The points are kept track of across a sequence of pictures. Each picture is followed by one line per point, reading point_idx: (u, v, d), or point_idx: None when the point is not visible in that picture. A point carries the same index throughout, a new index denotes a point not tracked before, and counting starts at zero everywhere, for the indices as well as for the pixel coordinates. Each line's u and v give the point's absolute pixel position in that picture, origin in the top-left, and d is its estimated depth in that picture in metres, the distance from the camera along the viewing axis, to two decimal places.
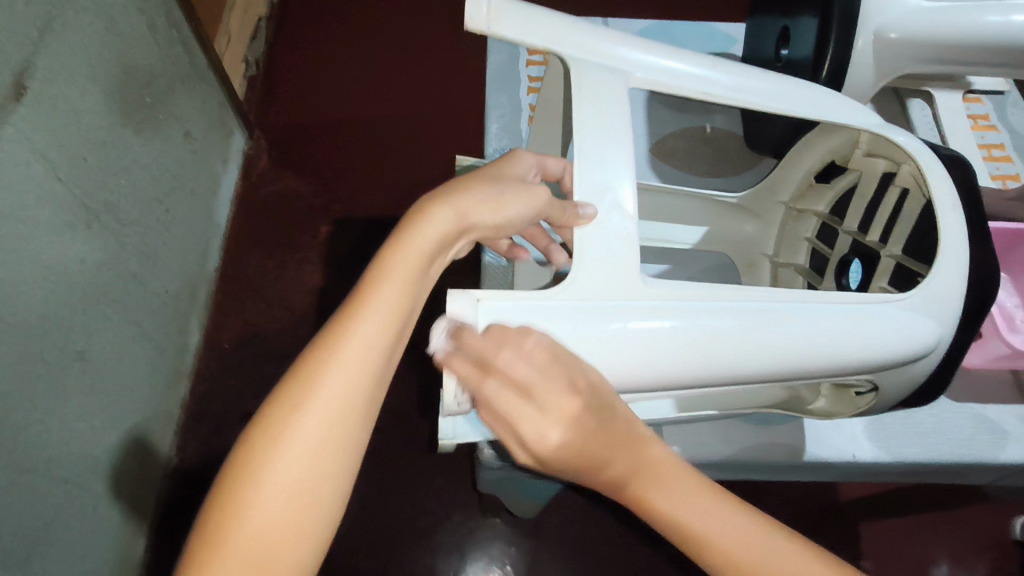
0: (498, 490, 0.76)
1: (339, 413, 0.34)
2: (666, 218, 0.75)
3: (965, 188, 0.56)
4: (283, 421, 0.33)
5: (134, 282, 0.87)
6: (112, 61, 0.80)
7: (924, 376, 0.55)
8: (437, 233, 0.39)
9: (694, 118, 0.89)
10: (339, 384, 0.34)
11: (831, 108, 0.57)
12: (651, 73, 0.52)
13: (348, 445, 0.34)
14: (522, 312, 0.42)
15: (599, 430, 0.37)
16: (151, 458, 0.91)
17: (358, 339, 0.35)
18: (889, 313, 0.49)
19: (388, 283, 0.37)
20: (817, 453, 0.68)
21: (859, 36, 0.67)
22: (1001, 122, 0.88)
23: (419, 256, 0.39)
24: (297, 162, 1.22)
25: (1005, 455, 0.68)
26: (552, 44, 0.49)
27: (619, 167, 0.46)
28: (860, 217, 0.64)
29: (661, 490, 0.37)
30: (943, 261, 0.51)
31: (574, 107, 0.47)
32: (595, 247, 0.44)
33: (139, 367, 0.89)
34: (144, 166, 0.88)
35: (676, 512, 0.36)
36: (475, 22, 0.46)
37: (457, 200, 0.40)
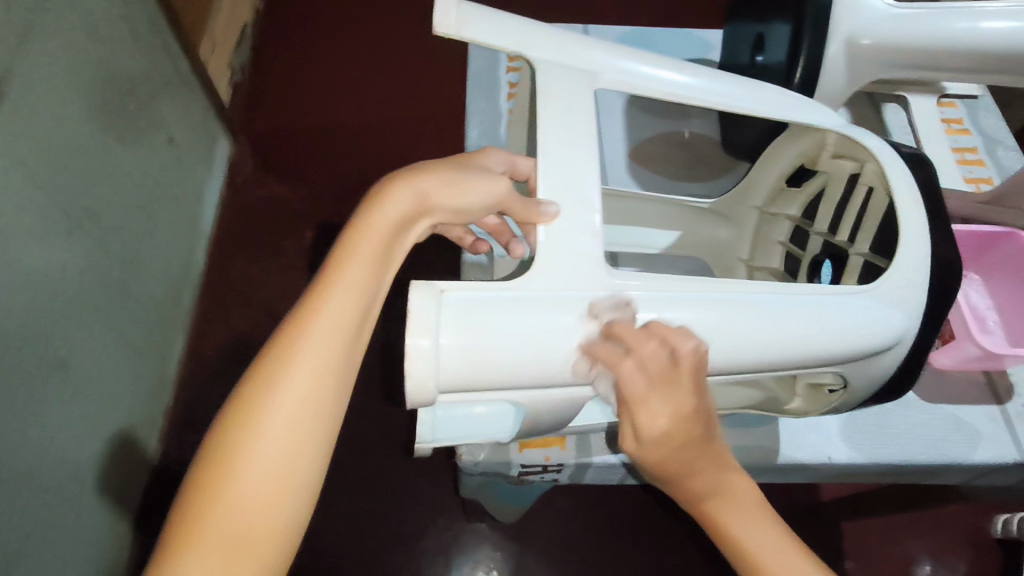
0: (478, 494, 0.77)
1: (310, 390, 0.34)
2: (644, 219, 0.72)
3: (929, 185, 0.55)
4: (256, 400, 0.33)
5: (118, 288, 0.88)
6: (93, 69, 0.80)
7: (890, 371, 0.54)
8: (395, 214, 0.40)
9: (673, 123, 0.87)
10: (310, 362, 0.34)
11: (799, 108, 0.57)
12: (620, 75, 0.51)
13: (320, 419, 0.34)
14: (485, 304, 0.40)
15: (703, 432, 0.41)
16: (135, 466, 0.91)
17: (327, 319, 0.35)
18: (853, 305, 0.49)
19: (353, 263, 0.37)
20: (792, 455, 0.64)
21: (832, 43, 0.64)
22: (974, 125, 0.88)
23: (382, 238, 0.39)
24: (283, 166, 1.22)
25: (977, 455, 0.65)
26: (519, 46, 0.48)
27: (585, 162, 0.45)
28: (831, 217, 0.61)
29: (741, 519, 0.42)
30: (906, 256, 0.51)
31: (540, 108, 0.46)
32: (560, 241, 0.43)
33: (122, 374, 0.89)
34: (126, 173, 0.89)
35: (754, 541, 0.41)
36: (443, 26, 0.45)
37: (418, 180, 0.41)
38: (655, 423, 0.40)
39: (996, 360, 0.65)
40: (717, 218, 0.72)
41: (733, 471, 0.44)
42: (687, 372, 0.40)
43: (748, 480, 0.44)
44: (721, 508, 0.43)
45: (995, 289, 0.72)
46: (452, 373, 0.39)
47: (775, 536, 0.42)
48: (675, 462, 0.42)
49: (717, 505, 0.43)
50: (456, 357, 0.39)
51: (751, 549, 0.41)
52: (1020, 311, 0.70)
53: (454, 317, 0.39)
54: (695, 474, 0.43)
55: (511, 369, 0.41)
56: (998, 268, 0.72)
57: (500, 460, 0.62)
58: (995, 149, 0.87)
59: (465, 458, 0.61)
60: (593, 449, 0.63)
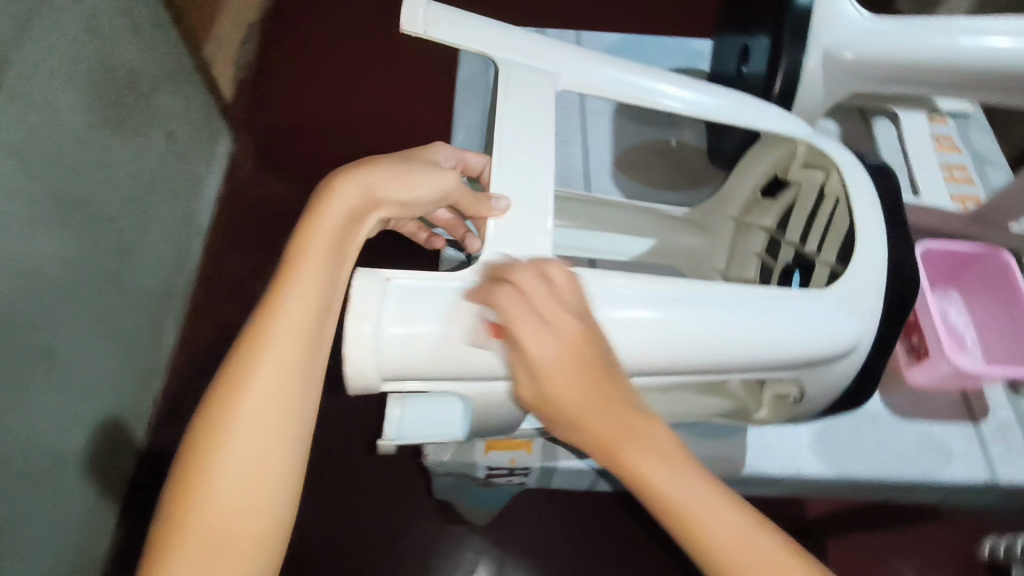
0: (452, 496, 0.77)
1: (276, 395, 0.34)
2: (620, 226, 0.72)
3: (891, 199, 0.55)
4: (223, 411, 0.34)
5: (108, 279, 0.89)
6: (90, 62, 0.82)
7: (849, 377, 0.53)
8: (344, 208, 0.40)
9: (659, 132, 0.87)
10: (274, 365, 0.35)
11: (767, 115, 0.57)
12: (586, 79, 0.51)
13: (295, 420, 0.35)
14: (428, 295, 0.40)
15: (600, 365, 0.39)
16: (120, 455, 0.92)
17: (287, 320, 0.36)
18: (809, 309, 0.48)
19: (306, 260, 0.38)
20: (758, 465, 0.64)
21: (809, 56, 0.61)
22: (964, 144, 0.87)
23: (336, 233, 0.39)
24: (280, 164, 1.23)
25: (949, 472, 0.64)
26: (485, 46, 0.48)
27: (541, 164, 0.45)
28: (802, 228, 0.61)
29: (654, 465, 0.38)
30: (861, 263, 0.50)
31: (498, 109, 0.46)
32: (511, 238, 0.42)
33: (110, 363, 0.90)
34: (121, 165, 0.90)
35: (666, 489, 0.37)
36: (410, 25, 0.46)
37: (367, 173, 0.42)
38: (537, 351, 0.38)
39: (971, 379, 0.64)
40: (694, 228, 0.72)
41: (640, 412, 0.39)
42: (560, 300, 0.40)
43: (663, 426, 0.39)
44: (627, 454, 0.38)
45: (975, 308, 0.71)
46: (394, 361, 0.39)
47: (692, 483, 0.37)
48: (573, 403, 0.38)
49: (628, 448, 0.38)
50: (396, 347, 0.39)
51: (662, 495, 0.37)
52: (998, 330, 0.69)
53: (398, 304, 0.39)
54: (595, 413, 0.38)
55: (452, 360, 0.41)
56: (978, 287, 0.71)
57: (465, 460, 0.62)
58: (984, 168, 0.86)
59: (429, 457, 0.62)
60: (559, 453, 0.63)
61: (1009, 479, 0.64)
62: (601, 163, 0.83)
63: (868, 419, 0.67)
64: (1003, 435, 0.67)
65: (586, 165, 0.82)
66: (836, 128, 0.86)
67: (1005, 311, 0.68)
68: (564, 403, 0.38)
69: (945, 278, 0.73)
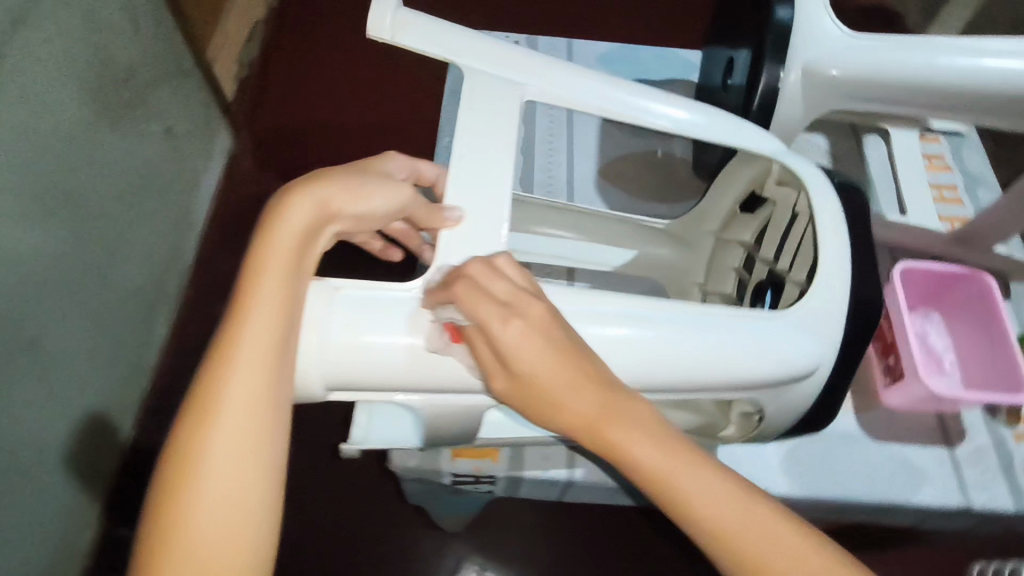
0: (426, 503, 0.77)
1: (247, 422, 0.34)
2: (600, 236, 0.71)
3: (860, 220, 0.54)
4: (195, 446, 0.33)
5: (100, 273, 0.89)
6: (88, 58, 0.83)
7: (809, 400, 0.52)
8: (299, 223, 0.40)
9: (647, 142, 0.86)
10: (239, 394, 0.35)
11: (740, 132, 0.56)
12: (555, 90, 0.51)
13: (267, 446, 0.35)
14: (374, 306, 0.41)
15: (569, 348, 0.40)
16: (106, 447, 0.92)
17: (248, 347, 0.36)
18: (766, 332, 0.47)
19: (264, 283, 0.37)
20: None
21: (789, 71, 0.60)
22: (956, 163, 0.86)
23: (291, 252, 0.39)
24: (277, 163, 1.24)
25: (919, 496, 0.64)
26: (452, 55, 0.48)
27: (497, 174, 0.45)
28: (776, 245, 0.60)
29: (638, 439, 0.39)
30: (825, 282, 0.49)
31: (459, 118, 0.46)
32: (461, 249, 0.43)
33: (99, 356, 0.90)
34: (117, 160, 0.91)
35: (653, 462, 0.39)
36: (378, 30, 0.46)
37: (319, 187, 0.41)
38: (508, 338, 0.39)
39: (944, 402, 0.64)
40: (673, 241, 0.72)
41: (622, 392, 0.40)
42: (521, 289, 0.40)
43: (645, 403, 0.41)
44: (613, 431, 0.39)
45: (956, 331, 0.70)
46: (337, 369, 0.41)
47: (679, 456, 0.39)
48: (553, 388, 0.39)
49: (608, 426, 0.39)
50: (342, 353, 0.40)
51: (652, 469, 0.39)
52: (977, 355, 0.68)
53: (345, 315, 0.41)
54: (577, 396, 0.39)
55: (396, 370, 0.42)
56: (961, 310, 0.70)
57: (430, 466, 0.62)
58: (975, 188, 0.85)
59: (395, 461, 0.62)
60: (525, 462, 0.63)
61: (981, 505, 0.64)
62: (586, 172, 0.82)
63: (841, 439, 0.66)
64: (979, 460, 0.66)
65: (570, 176, 0.82)
66: (825, 145, 0.86)
67: (985, 336, 0.67)
68: (541, 388, 0.39)
69: (927, 299, 0.72)
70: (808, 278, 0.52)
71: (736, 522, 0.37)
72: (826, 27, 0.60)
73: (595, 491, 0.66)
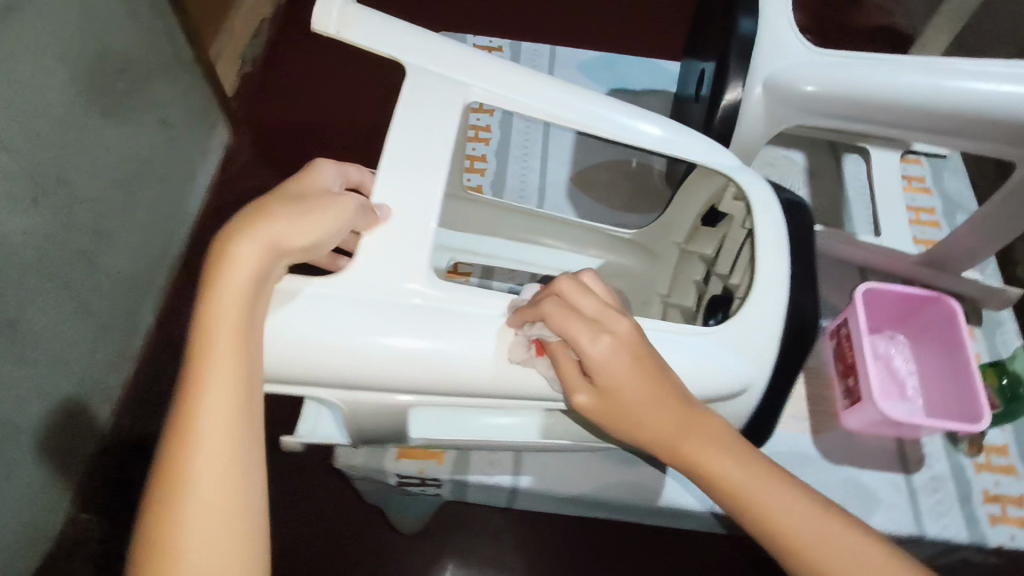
0: (382, 502, 0.77)
1: (216, 481, 0.34)
2: (560, 242, 0.71)
3: (803, 236, 0.54)
4: (166, 505, 0.33)
5: (83, 259, 0.90)
6: (82, 47, 0.84)
7: (744, 418, 0.51)
8: (248, 268, 0.37)
9: (622, 151, 0.85)
10: (210, 447, 0.34)
11: (691, 145, 0.55)
12: (500, 93, 0.51)
13: (249, 491, 0.35)
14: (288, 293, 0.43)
15: (652, 363, 0.43)
16: (84, 432, 0.93)
17: (211, 398, 0.35)
18: (694, 345, 0.46)
19: (220, 332, 0.36)
20: (674, 500, 0.62)
21: (751, 84, 0.59)
22: (936, 185, 0.85)
23: (242, 298, 0.37)
24: (271, 157, 1.25)
25: (871, 522, 0.62)
26: (397, 52, 0.49)
27: (428, 172, 0.46)
28: (731, 259, 0.59)
29: (714, 455, 0.42)
30: (755, 299, 0.49)
31: (396, 116, 0.47)
32: (385, 250, 0.44)
33: (84, 340, 0.91)
34: (107, 148, 0.92)
35: (724, 475, 0.42)
36: (321, 25, 0.47)
37: (263, 225, 0.38)
38: (597, 352, 0.42)
39: (900, 427, 0.62)
40: (638, 251, 0.71)
41: (701, 412, 0.43)
42: (605, 309, 0.44)
43: (724, 422, 0.44)
44: (691, 449, 0.42)
45: (922, 356, 0.69)
46: None
47: (755, 472, 0.42)
48: (634, 406, 0.43)
49: (687, 443, 0.43)
50: None
51: (728, 484, 0.42)
52: (941, 378, 0.66)
53: None
54: (657, 415, 0.43)
55: (304, 364, 0.42)
56: (925, 333, 0.69)
57: (375, 465, 0.63)
58: (955, 213, 0.83)
59: (340, 457, 0.62)
60: (471, 467, 0.64)
61: (935, 534, 0.62)
62: (557, 180, 0.83)
63: (795, 460, 0.65)
64: (935, 489, 0.65)
65: (543, 182, 0.82)
66: (803, 162, 0.85)
67: (950, 363, 0.65)
68: (624, 401, 0.43)
69: (892, 321, 0.71)
70: (745, 292, 0.51)
71: (822, 535, 0.40)
72: (793, 45, 0.59)
73: (542, 498, 0.65)
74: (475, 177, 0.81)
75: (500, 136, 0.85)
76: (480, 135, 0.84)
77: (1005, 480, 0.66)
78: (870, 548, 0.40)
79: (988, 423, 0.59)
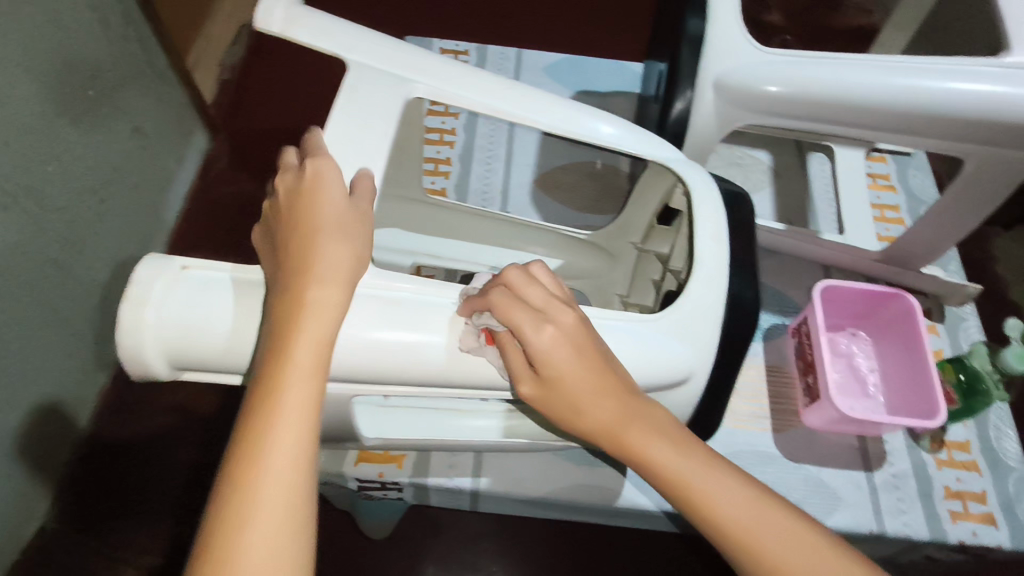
0: (349, 506, 0.76)
1: (280, 518, 0.34)
2: (518, 242, 0.71)
3: (738, 224, 0.54)
4: (234, 523, 0.33)
5: (56, 269, 0.88)
6: (53, 54, 0.84)
7: (689, 409, 0.51)
8: (328, 310, 0.39)
9: (586, 153, 0.86)
10: (277, 483, 0.35)
11: (634, 139, 0.56)
12: (442, 88, 0.51)
13: (304, 526, 0.35)
14: (216, 285, 0.43)
15: (597, 354, 0.43)
16: (56, 443, 0.91)
17: (281, 435, 0.36)
18: (630, 332, 0.46)
19: (295, 373, 0.37)
20: (634, 499, 0.63)
21: (701, 79, 0.60)
22: (901, 183, 0.85)
23: (314, 341, 0.38)
24: (248, 163, 1.24)
25: (832, 521, 0.62)
26: (342, 49, 0.50)
27: (364, 166, 0.46)
28: (681, 253, 0.59)
29: (657, 445, 0.43)
30: (695, 288, 0.48)
31: (335, 109, 0.47)
32: None
33: (63, 350, 0.91)
34: (80, 155, 0.91)
35: (666, 464, 0.42)
36: (265, 23, 0.48)
37: (321, 269, 0.40)
38: (539, 342, 0.42)
39: (859, 424, 0.62)
40: (599, 253, 0.71)
41: (645, 402, 0.44)
42: (553, 298, 0.43)
43: (665, 411, 0.44)
44: (633, 439, 0.43)
45: (885, 353, 0.69)
46: (171, 343, 0.42)
47: (694, 461, 0.42)
48: (578, 395, 0.42)
49: (633, 434, 0.43)
50: (174, 324, 0.42)
51: (669, 473, 0.42)
52: (900, 375, 0.66)
53: (185, 290, 0.42)
54: (603, 406, 0.43)
55: (235, 353, 0.42)
56: (887, 330, 0.69)
57: (333, 469, 0.62)
58: (919, 210, 0.83)
59: None
60: (430, 469, 0.63)
61: (895, 531, 0.62)
62: (522, 182, 0.83)
63: (756, 459, 0.65)
64: (896, 486, 0.65)
65: (506, 184, 0.82)
66: (767, 161, 0.86)
67: (908, 358, 0.65)
68: (567, 391, 0.42)
69: (852, 318, 0.71)
70: (684, 279, 0.51)
71: (758, 522, 0.40)
72: (747, 46, 0.60)
73: (503, 500, 0.65)
74: (439, 179, 0.81)
75: (465, 139, 0.85)
76: (444, 138, 0.84)
77: (966, 476, 0.66)
78: (798, 534, 0.40)
79: (943, 419, 0.59)
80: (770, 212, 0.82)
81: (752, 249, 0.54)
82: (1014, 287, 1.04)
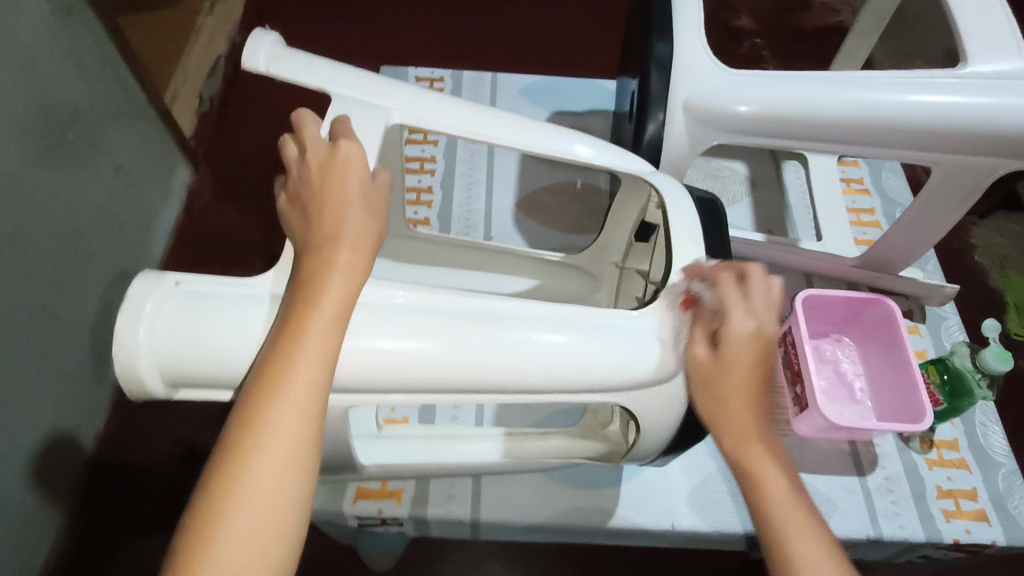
0: (352, 541, 0.75)
1: (288, 448, 0.36)
2: (503, 266, 0.72)
3: (714, 231, 0.55)
4: (243, 444, 0.35)
5: (48, 316, 0.87)
6: (31, 100, 0.84)
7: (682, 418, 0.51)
8: (348, 267, 0.41)
9: (567, 173, 0.87)
10: (286, 420, 0.36)
11: (611, 152, 0.57)
12: (419, 117, 0.52)
13: (303, 476, 0.36)
14: (205, 302, 0.43)
15: (767, 369, 0.43)
16: (55, 491, 0.88)
17: (300, 378, 0.37)
18: (616, 326, 0.47)
19: (316, 322, 0.39)
20: (631, 517, 0.64)
21: (673, 96, 0.62)
22: (874, 186, 0.87)
23: (340, 292, 0.40)
24: (232, 192, 1.24)
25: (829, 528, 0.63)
26: (323, 85, 0.50)
27: None
28: (661, 265, 0.60)
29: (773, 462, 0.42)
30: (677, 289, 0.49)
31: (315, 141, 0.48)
32: None
33: (59, 398, 0.89)
34: (64, 199, 0.91)
35: (776, 481, 0.42)
36: (252, 62, 0.49)
37: (347, 233, 0.42)
38: (738, 326, 0.43)
39: (847, 431, 0.63)
40: (582, 274, 0.72)
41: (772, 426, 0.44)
42: (770, 303, 0.45)
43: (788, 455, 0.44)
44: (753, 444, 0.43)
45: (869, 357, 0.70)
46: (166, 358, 0.42)
47: (797, 503, 0.41)
48: (736, 372, 0.43)
49: (757, 436, 0.43)
50: (168, 343, 0.42)
51: (771, 495, 0.41)
52: (886, 380, 0.67)
53: (176, 307, 0.43)
54: (739, 389, 0.43)
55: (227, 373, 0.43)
56: (870, 332, 0.70)
57: (333, 509, 0.62)
58: (894, 212, 0.85)
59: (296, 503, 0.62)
60: (429, 500, 0.64)
61: (892, 535, 0.63)
62: (504, 205, 0.84)
63: None
64: (889, 489, 0.66)
65: (488, 210, 0.83)
66: (743, 171, 0.88)
67: (892, 362, 0.67)
68: (731, 371, 0.43)
69: (836, 324, 0.72)
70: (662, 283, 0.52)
71: None
72: (714, 66, 0.62)
73: (505, 529, 0.65)
74: (422, 210, 0.82)
75: (446, 165, 0.86)
76: (425, 166, 0.86)
77: (956, 475, 0.67)
78: None
79: (930, 422, 0.60)
80: (750, 221, 0.84)
81: (728, 255, 0.55)
82: (995, 274, 1.05)
